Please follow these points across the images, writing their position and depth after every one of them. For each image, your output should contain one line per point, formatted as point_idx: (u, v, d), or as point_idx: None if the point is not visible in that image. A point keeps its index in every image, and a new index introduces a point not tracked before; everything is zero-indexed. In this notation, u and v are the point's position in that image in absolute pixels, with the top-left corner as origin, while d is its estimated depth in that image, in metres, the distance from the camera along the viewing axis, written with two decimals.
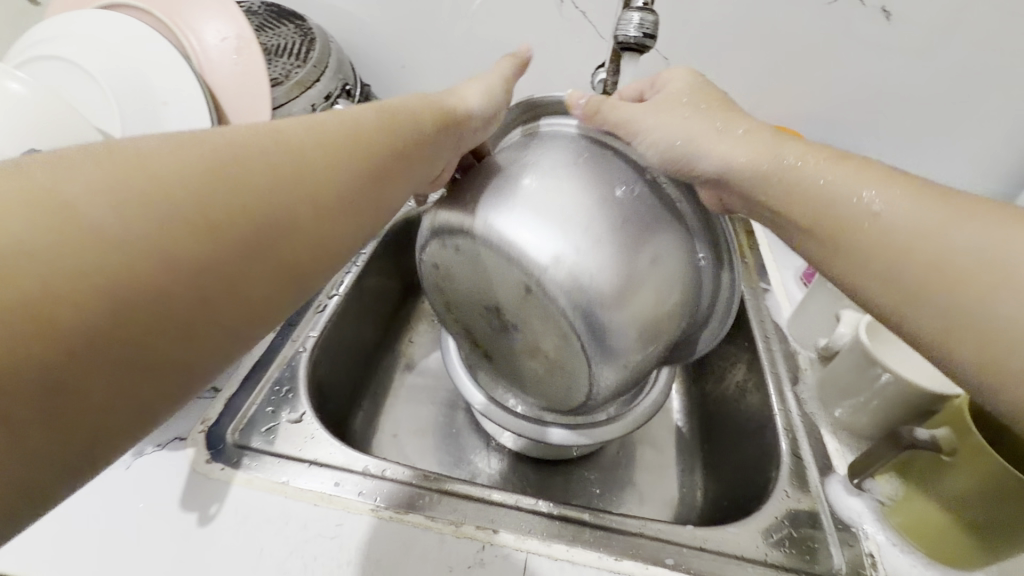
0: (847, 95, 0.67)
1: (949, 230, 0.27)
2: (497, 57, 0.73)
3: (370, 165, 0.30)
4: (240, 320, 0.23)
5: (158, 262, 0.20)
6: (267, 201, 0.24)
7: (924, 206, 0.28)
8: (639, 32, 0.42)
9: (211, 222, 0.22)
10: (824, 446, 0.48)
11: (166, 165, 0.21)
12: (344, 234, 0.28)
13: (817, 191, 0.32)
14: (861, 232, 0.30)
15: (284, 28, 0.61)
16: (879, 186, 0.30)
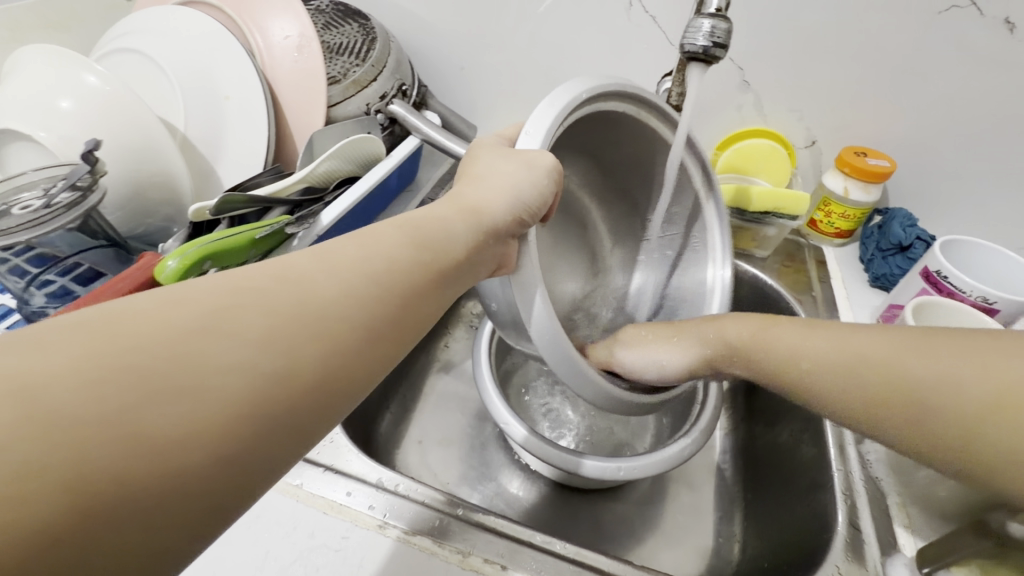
0: (951, 119, 0.59)
1: (825, 339, 0.37)
2: (559, 62, 0.71)
3: (370, 293, 0.28)
4: (208, 497, 0.21)
5: (113, 447, 0.19)
6: (243, 359, 0.23)
7: (832, 338, 0.36)
8: (709, 41, 0.38)
9: (174, 395, 0.21)
10: (891, 521, 0.42)
11: (138, 337, 0.21)
12: (339, 374, 0.26)
13: (774, 347, 0.38)
14: (813, 370, 0.36)
15: (348, 27, 0.61)
16: (784, 328, 0.39)
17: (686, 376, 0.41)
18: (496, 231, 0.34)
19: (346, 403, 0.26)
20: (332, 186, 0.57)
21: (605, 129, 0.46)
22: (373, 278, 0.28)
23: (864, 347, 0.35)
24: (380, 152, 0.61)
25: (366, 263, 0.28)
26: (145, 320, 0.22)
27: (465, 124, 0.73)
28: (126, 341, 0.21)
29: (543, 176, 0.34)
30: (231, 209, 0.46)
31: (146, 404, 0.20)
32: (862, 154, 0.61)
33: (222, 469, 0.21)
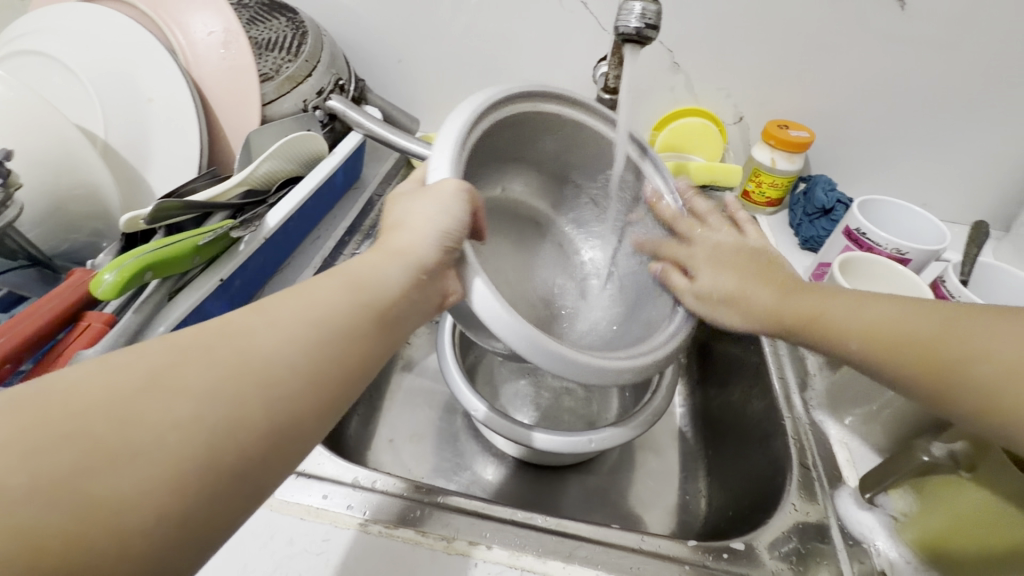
0: (859, 90, 0.65)
1: (909, 319, 0.35)
2: (497, 52, 0.71)
3: (317, 336, 0.28)
4: (160, 555, 0.22)
5: (64, 508, 0.20)
6: (188, 415, 0.23)
7: (889, 314, 0.36)
8: (641, 23, 0.40)
9: (122, 458, 0.21)
10: (834, 458, 0.46)
11: (89, 398, 0.22)
12: (284, 418, 0.26)
13: (846, 318, 0.37)
14: (890, 347, 0.35)
15: (276, 21, 0.59)
16: (838, 300, 0.38)
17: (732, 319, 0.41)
18: (432, 266, 0.34)
19: (294, 449, 0.27)
20: (274, 187, 0.55)
21: (523, 133, 0.48)
22: (314, 330, 0.28)
23: (909, 335, 0.34)
24: (322, 150, 0.59)
25: (309, 308, 0.29)
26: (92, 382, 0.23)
27: (408, 118, 0.72)
28: (71, 414, 0.22)
29: (450, 200, 0.34)
30: (168, 216, 0.43)
31: (91, 469, 0.21)
32: (784, 126, 0.66)
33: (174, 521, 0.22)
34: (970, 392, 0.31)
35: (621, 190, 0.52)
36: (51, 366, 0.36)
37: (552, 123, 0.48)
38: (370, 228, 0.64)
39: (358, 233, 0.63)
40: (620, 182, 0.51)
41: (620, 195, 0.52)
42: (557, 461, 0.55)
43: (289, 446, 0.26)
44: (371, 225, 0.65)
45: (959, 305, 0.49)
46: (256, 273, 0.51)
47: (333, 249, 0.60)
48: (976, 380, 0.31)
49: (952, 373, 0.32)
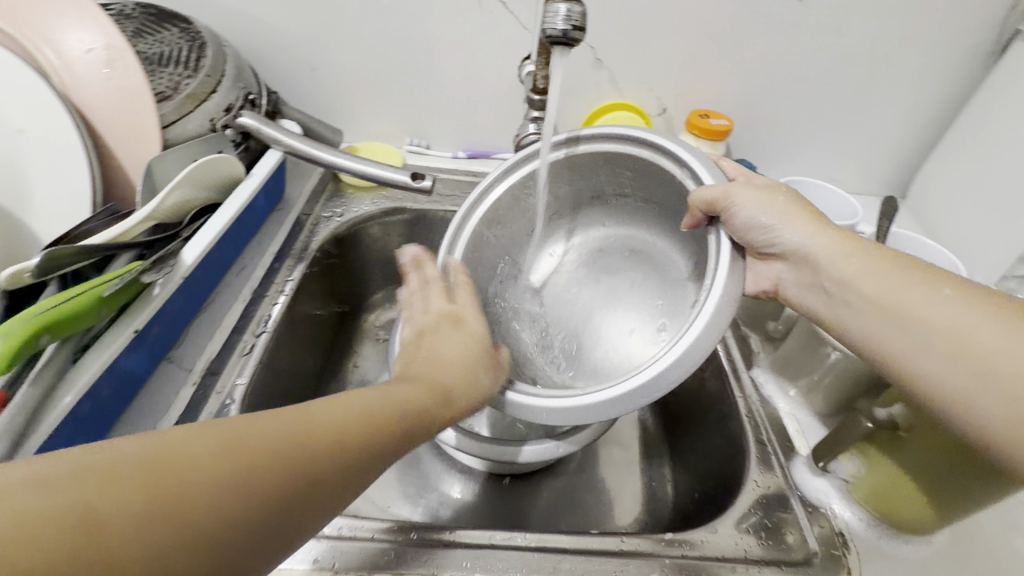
0: (766, 77, 0.69)
1: (964, 310, 0.32)
2: (418, 55, 0.68)
3: (378, 428, 0.29)
4: None
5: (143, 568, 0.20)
6: (251, 505, 0.23)
7: (984, 307, 0.32)
8: (567, 24, 0.40)
9: (196, 521, 0.21)
10: (786, 429, 0.49)
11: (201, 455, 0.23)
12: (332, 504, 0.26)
13: (902, 284, 0.34)
14: (917, 319, 0.33)
15: (166, 32, 0.53)
16: (911, 273, 0.35)
17: (804, 242, 0.39)
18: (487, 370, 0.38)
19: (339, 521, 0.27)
20: (188, 217, 0.50)
21: (497, 222, 0.52)
22: (375, 410, 0.29)
23: (984, 334, 0.31)
24: (241, 172, 0.55)
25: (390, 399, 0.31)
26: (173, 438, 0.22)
27: (329, 129, 0.68)
28: (147, 476, 0.21)
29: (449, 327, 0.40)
30: (59, 267, 0.38)
31: (154, 547, 0.20)
32: (705, 115, 0.69)
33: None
34: (990, 395, 0.30)
35: (581, 174, 0.51)
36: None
37: (500, 202, 0.51)
38: (301, 251, 0.60)
39: (289, 257, 0.59)
40: (584, 168, 0.50)
41: (575, 179, 0.51)
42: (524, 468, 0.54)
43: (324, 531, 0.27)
44: (302, 247, 0.60)
45: None
46: (176, 318, 0.46)
47: (262, 278, 0.56)
48: (989, 377, 0.30)
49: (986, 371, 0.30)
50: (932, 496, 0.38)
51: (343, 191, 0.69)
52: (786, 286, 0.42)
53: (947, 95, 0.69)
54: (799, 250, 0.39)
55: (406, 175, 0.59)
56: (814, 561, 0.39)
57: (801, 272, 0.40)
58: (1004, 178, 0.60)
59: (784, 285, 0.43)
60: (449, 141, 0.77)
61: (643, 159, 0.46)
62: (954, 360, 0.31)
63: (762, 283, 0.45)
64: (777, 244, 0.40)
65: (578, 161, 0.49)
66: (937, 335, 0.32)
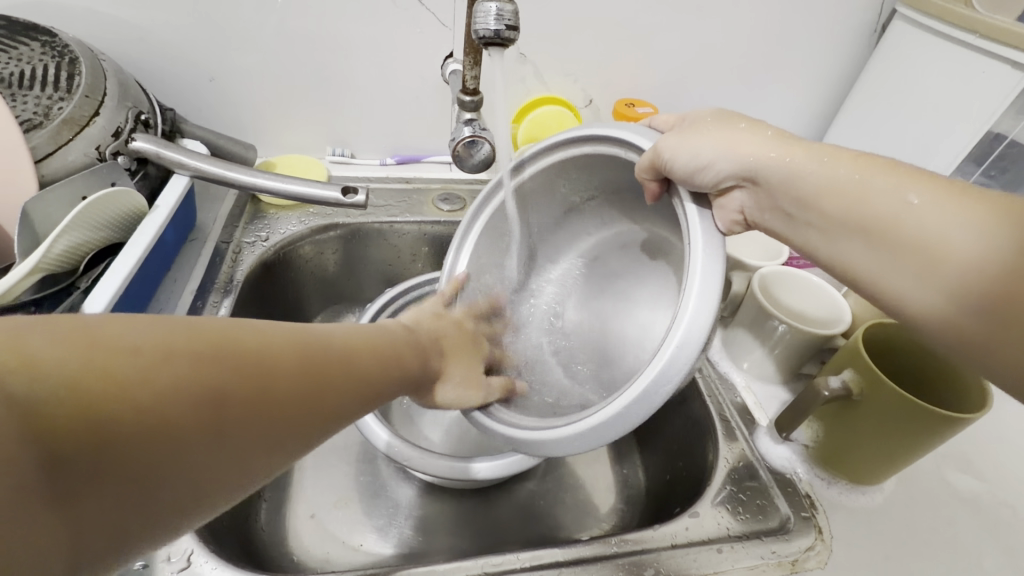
0: (682, 62, 0.71)
1: (932, 209, 0.30)
2: (331, 58, 0.63)
3: (353, 368, 0.32)
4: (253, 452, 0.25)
5: (209, 398, 0.23)
6: (265, 401, 0.26)
7: (950, 201, 0.30)
8: (500, 24, 0.38)
9: (255, 377, 0.25)
10: (745, 404, 0.51)
11: (253, 339, 0.27)
12: (351, 389, 0.31)
13: (859, 188, 0.33)
14: (894, 227, 0.31)
15: (25, 48, 0.45)
16: (877, 173, 0.33)
17: (750, 167, 0.37)
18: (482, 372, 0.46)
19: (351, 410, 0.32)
20: (83, 264, 0.44)
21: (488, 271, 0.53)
22: (366, 340, 0.35)
23: (959, 236, 0.29)
24: (143, 204, 0.48)
25: (378, 337, 0.37)
26: (183, 339, 0.24)
27: (240, 145, 0.62)
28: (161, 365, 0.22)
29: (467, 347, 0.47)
30: None
31: (146, 421, 0.21)
32: (631, 104, 0.70)
33: (274, 428, 0.26)
34: (968, 299, 0.29)
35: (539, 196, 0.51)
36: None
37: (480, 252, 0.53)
38: (227, 283, 0.54)
39: (213, 291, 0.53)
40: (541, 189, 0.50)
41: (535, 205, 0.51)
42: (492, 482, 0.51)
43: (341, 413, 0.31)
44: (227, 279, 0.55)
45: None
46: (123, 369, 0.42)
47: None
48: (961, 278, 0.29)
49: (966, 279, 0.29)
50: (889, 451, 0.41)
51: (264, 211, 0.63)
52: (755, 215, 0.39)
53: (840, 72, 0.75)
54: (749, 172, 0.37)
55: (336, 190, 0.55)
56: (789, 526, 0.41)
57: (761, 196, 0.37)
58: (896, 146, 0.67)
59: (751, 212, 0.39)
60: (375, 148, 0.73)
61: (591, 155, 0.44)
62: (928, 274, 0.30)
63: (730, 219, 0.39)
64: (723, 178, 0.37)
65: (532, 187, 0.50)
66: (912, 245, 0.30)
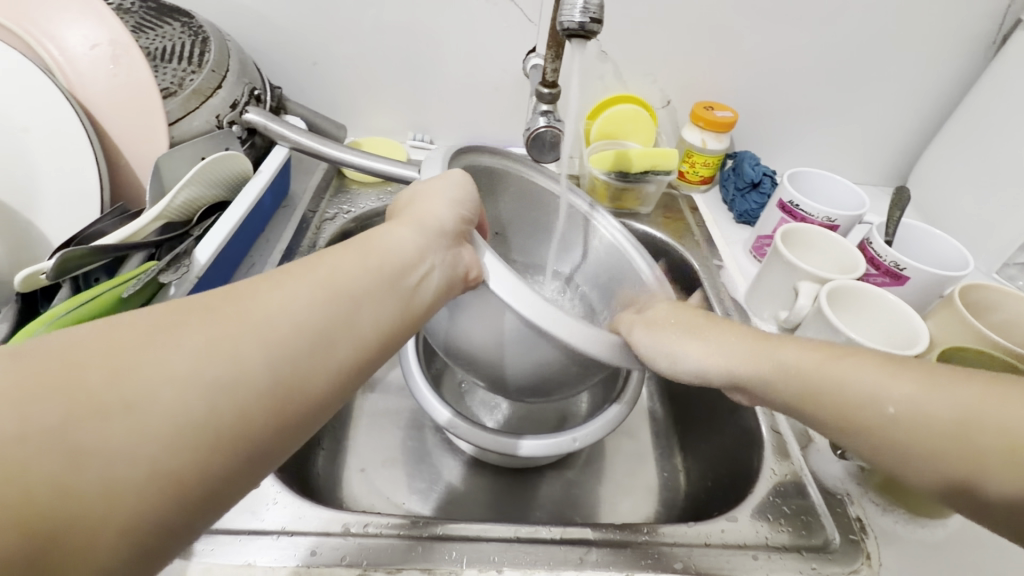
0: (770, 66, 0.69)
1: (921, 404, 0.30)
2: (421, 49, 0.68)
3: (326, 314, 0.29)
4: (226, 429, 0.24)
5: (135, 389, 0.22)
6: (213, 374, 0.24)
7: (923, 391, 0.30)
8: (584, 17, 0.40)
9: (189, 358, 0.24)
10: (800, 420, 0.49)
11: (184, 320, 0.25)
12: (338, 339, 0.29)
13: (838, 388, 0.32)
14: (885, 429, 0.31)
15: (168, 27, 0.52)
16: (847, 366, 0.33)
17: (737, 368, 0.36)
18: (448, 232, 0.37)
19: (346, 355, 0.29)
20: (197, 216, 0.50)
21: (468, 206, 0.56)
22: (348, 275, 0.31)
23: (944, 416, 0.29)
24: (248, 169, 0.54)
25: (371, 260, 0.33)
26: (34, 379, 0.21)
27: (334, 124, 0.67)
28: (20, 421, 0.20)
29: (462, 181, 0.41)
30: (76, 266, 0.39)
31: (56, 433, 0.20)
32: (710, 107, 0.69)
33: (243, 400, 0.25)
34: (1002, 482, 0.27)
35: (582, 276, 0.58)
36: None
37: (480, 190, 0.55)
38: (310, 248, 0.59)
39: (298, 255, 0.58)
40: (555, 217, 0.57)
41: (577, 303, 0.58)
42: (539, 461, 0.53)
43: (331, 360, 0.28)
44: (310, 244, 0.60)
45: (887, 263, 0.54)
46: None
47: None
48: (979, 460, 0.28)
49: (968, 473, 0.28)
50: None
51: (348, 186, 0.68)
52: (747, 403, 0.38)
53: (946, 85, 0.70)
54: (730, 382, 0.36)
55: (414, 170, 0.58)
56: (834, 546, 0.40)
57: (753, 400, 0.37)
58: (1006, 168, 0.61)
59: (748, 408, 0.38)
60: (453, 136, 0.76)
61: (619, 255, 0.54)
62: (950, 462, 0.29)
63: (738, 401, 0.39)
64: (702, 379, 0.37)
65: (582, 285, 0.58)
66: (921, 435, 0.30)
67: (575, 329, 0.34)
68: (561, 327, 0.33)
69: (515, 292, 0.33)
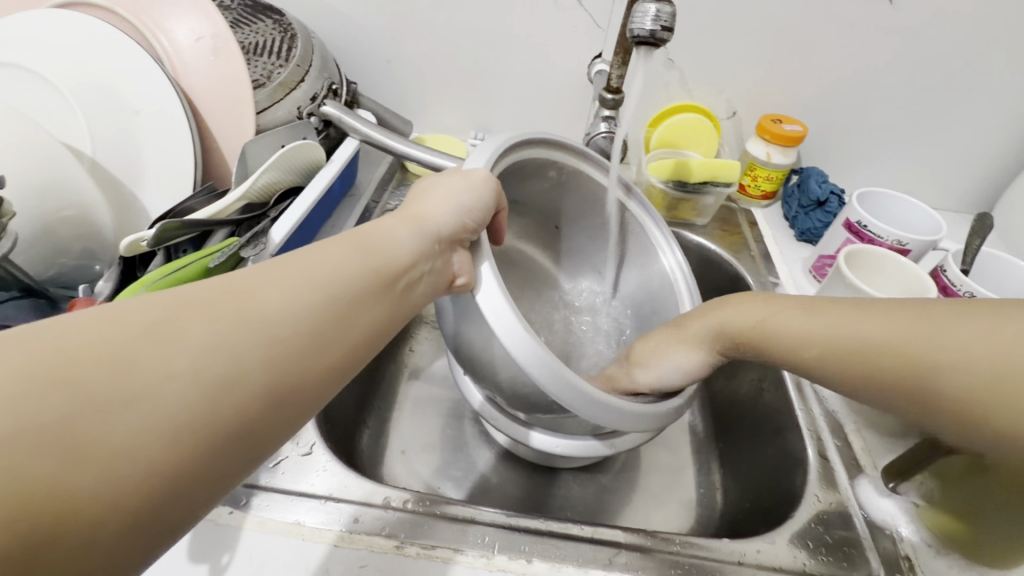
0: (847, 79, 0.66)
1: (864, 323, 0.34)
2: (489, 51, 0.70)
3: (324, 317, 0.29)
4: (226, 426, 0.25)
5: (138, 381, 0.22)
6: (215, 373, 0.24)
7: (864, 316, 0.34)
8: (656, 25, 0.40)
9: (191, 354, 0.24)
10: (851, 448, 0.48)
11: (186, 311, 0.26)
12: (334, 344, 0.30)
13: (799, 330, 0.37)
14: (853, 353, 0.34)
15: (261, 23, 0.57)
16: (784, 310, 0.38)
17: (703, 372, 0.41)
18: (444, 239, 0.38)
19: (339, 359, 0.30)
20: (274, 199, 0.54)
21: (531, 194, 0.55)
22: (345, 278, 0.31)
23: (896, 330, 0.33)
24: (320, 158, 0.58)
25: (368, 262, 0.33)
26: (37, 368, 0.21)
27: (401, 120, 0.70)
28: (23, 417, 0.20)
29: (481, 185, 0.40)
30: (169, 238, 0.43)
31: (62, 422, 0.20)
32: (778, 120, 0.67)
33: (244, 400, 0.25)
34: (981, 388, 0.29)
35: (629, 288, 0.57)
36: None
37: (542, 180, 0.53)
38: None
39: None
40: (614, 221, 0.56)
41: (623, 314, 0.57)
42: (560, 462, 0.56)
43: (325, 365, 0.29)
44: None
45: (961, 293, 0.51)
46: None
47: None
48: (944, 368, 0.30)
49: (916, 387, 0.32)
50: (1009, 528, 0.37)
51: (409, 180, 0.71)
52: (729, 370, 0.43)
53: None
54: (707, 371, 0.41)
55: None
56: None
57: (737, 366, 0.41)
58: None
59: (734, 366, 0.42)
60: None
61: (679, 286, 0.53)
62: (927, 374, 0.31)
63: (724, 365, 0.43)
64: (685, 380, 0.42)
65: (627, 298, 0.57)
66: (884, 353, 0.33)
67: (549, 371, 0.33)
68: (534, 366, 0.33)
69: (505, 319, 0.33)
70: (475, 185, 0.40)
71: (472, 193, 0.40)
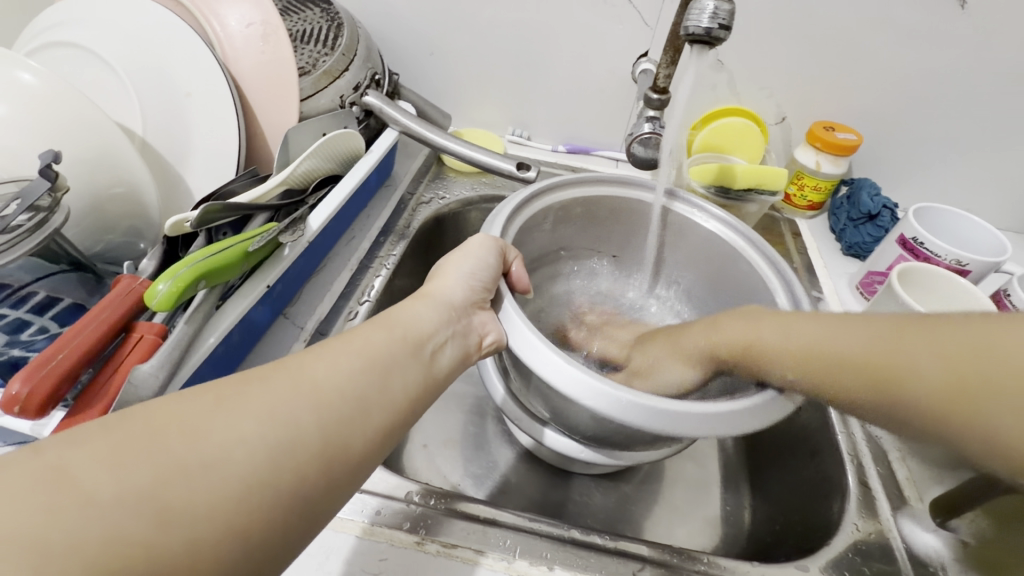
0: (908, 87, 0.62)
1: (828, 334, 0.34)
2: (533, 47, 0.69)
3: (368, 381, 0.30)
4: (282, 494, 0.25)
5: (201, 454, 0.23)
6: (270, 443, 0.25)
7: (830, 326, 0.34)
8: (713, 23, 0.38)
9: (248, 426, 0.25)
10: (895, 478, 0.45)
11: (243, 388, 0.27)
12: (380, 407, 0.30)
13: (771, 342, 0.36)
14: (822, 358, 0.33)
15: (310, 12, 0.57)
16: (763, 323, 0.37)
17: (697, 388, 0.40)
18: (461, 305, 0.39)
19: (387, 422, 0.30)
20: (312, 186, 0.54)
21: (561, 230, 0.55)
22: (382, 349, 0.32)
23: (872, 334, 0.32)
24: (360, 148, 0.58)
25: (404, 333, 0.34)
26: (113, 446, 0.22)
27: (440, 113, 0.70)
28: (100, 496, 0.21)
29: (484, 248, 0.42)
30: (211, 220, 0.43)
31: (133, 496, 0.21)
32: (830, 128, 0.64)
33: (299, 468, 0.26)
34: (962, 383, 0.28)
35: (688, 267, 0.56)
36: (88, 408, 0.34)
37: (565, 215, 0.54)
38: (403, 229, 0.62)
39: (392, 234, 0.61)
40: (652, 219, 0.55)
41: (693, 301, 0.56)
42: (578, 466, 0.55)
43: (373, 428, 0.29)
44: (404, 225, 0.63)
45: None
46: (216, 365, 0.42)
47: (367, 250, 0.59)
48: (924, 366, 0.29)
49: (900, 388, 0.30)
50: None
51: (445, 174, 0.71)
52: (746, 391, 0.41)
53: None
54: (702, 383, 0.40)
55: (512, 164, 0.60)
56: None
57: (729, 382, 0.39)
58: None
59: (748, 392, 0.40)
60: (551, 135, 0.77)
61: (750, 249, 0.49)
62: (908, 371, 0.30)
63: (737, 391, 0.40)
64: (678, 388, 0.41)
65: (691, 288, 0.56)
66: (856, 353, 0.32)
67: (609, 402, 0.33)
68: (580, 394, 0.33)
69: (545, 357, 0.34)
70: (479, 246, 0.42)
71: (479, 252, 0.41)
